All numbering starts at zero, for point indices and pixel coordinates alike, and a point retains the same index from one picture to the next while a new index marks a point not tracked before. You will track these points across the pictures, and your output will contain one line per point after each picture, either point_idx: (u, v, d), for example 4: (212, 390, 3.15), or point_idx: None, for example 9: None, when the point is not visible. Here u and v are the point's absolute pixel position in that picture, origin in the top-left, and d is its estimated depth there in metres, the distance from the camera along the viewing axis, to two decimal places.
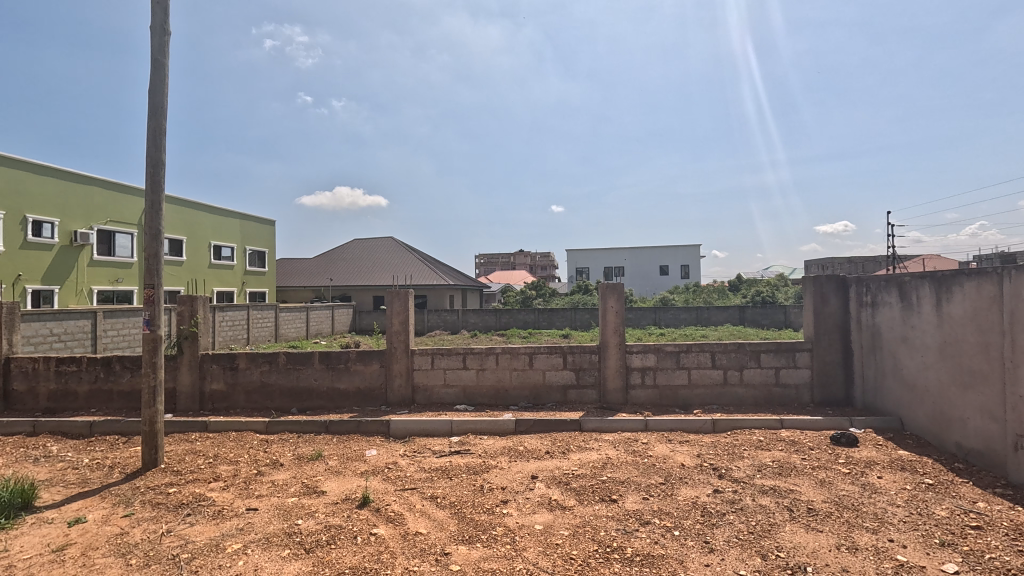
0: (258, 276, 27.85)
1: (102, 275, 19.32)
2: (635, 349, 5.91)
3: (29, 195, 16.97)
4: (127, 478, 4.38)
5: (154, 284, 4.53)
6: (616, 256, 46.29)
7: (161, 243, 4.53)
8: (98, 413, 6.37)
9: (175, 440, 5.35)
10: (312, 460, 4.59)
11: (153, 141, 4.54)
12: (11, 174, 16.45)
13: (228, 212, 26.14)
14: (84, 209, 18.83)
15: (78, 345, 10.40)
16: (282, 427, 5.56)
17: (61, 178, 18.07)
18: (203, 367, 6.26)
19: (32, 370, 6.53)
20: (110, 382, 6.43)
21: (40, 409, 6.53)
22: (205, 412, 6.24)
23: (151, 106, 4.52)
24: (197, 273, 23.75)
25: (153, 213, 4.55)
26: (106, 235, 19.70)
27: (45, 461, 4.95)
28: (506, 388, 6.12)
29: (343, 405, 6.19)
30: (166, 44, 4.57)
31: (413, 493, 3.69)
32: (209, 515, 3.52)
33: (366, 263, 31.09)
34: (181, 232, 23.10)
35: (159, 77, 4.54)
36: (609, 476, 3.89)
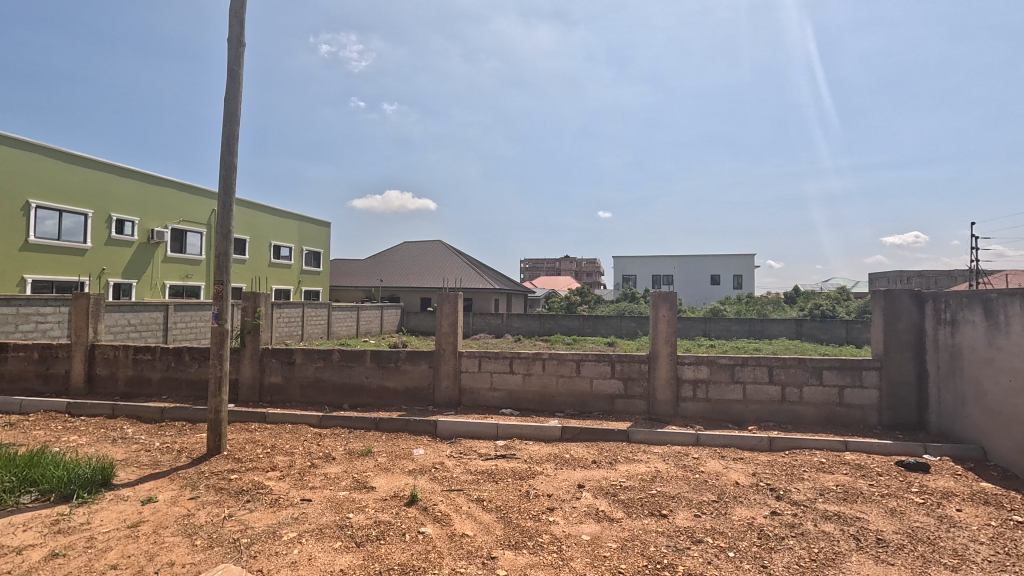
0: (313, 276, 29.08)
1: (174, 271, 20.72)
2: (687, 360, 5.73)
3: (113, 195, 18.44)
4: (194, 462, 4.64)
5: (223, 280, 4.80)
6: (665, 264, 45.31)
7: (230, 242, 4.81)
8: (168, 399, 6.81)
9: (236, 429, 5.65)
10: (362, 455, 4.72)
11: (226, 147, 4.83)
12: (97, 177, 17.91)
13: (287, 213, 27.39)
14: (160, 210, 20.25)
15: (152, 335, 11.18)
16: (334, 422, 5.74)
17: (141, 181, 19.50)
18: (263, 360, 6.57)
19: (112, 357, 7.06)
20: (180, 370, 6.86)
21: (118, 393, 7.05)
22: (263, 403, 6.54)
23: (226, 114, 4.81)
24: (258, 271, 25.06)
25: (224, 213, 4.84)
26: (178, 233, 21.09)
27: (121, 442, 5.33)
28: (551, 395, 6.08)
29: (392, 403, 6.34)
30: (241, 54, 4.85)
31: (459, 494, 3.72)
32: (266, 503, 3.68)
33: (416, 265, 31.84)
34: (245, 233, 24.45)
35: (233, 86, 4.83)
36: (659, 489, 3.78)
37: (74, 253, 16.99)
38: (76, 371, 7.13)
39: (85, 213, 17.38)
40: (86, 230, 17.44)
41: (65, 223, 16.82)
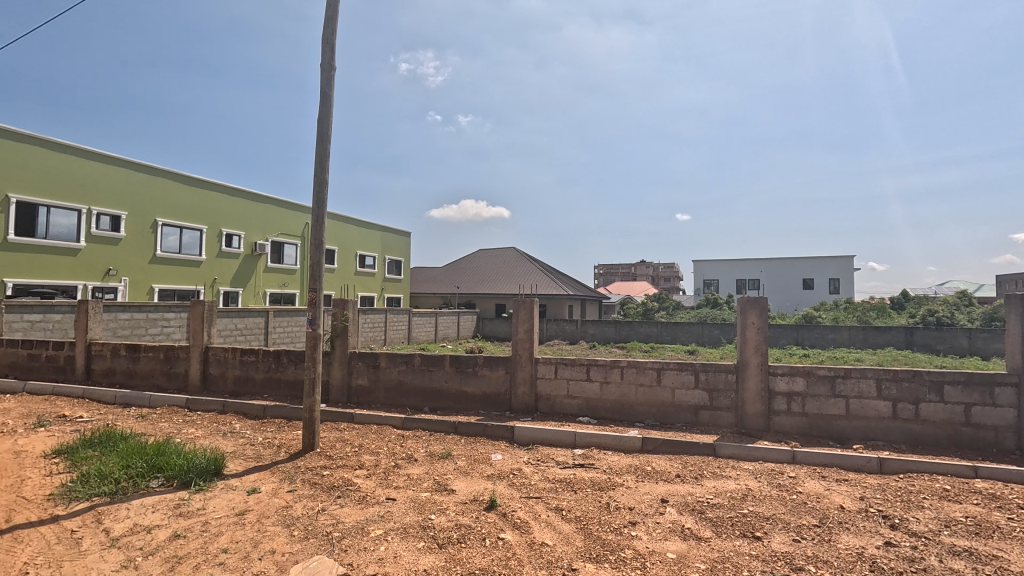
0: (395, 283, 30.53)
1: (273, 280, 22.63)
2: (780, 371, 5.32)
3: (223, 211, 20.50)
4: (291, 457, 5.00)
5: (317, 288, 5.16)
6: (750, 268, 42.69)
7: (322, 252, 5.16)
8: (269, 397, 7.41)
9: (328, 427, 6.02)
10: (443, 458, 4.84)
11: (319, 164, 5.20)
12: (211, 197, 20.02)
13: (371, 224, 28.99)
14: (262, 224, 22.23)
15: (255, 339, 12.27)
16: (416, 424, 5.95)
17: (247, 199, 21.54)
18: (351, 363, 6.97)
19: (223, 358, 7.81)
20: (279, 371, 7.44)
21: (227, 390, 7.78)
22: (351, 404, 6.92)
23: (319, 133, 5.19)
24: (345, 279, 26.73)
25: (317, 226, 5.19)
26: (277, 245, 23.03)
27: (231, 436, 5.87)
28: (631, 404, 5.89)
29: (470, 407, 6.47)
30: (332, 78, 5.23)
31: (538, 502, 3.69)
32: (355, 500, 3.87)
33: (491, 272, 32.43)
34: (334, 244, 26.20)
35: (325, 107, 5.21)
36: (752, 509, 3.52)
37: (192, 264, 19.09)
38: (193, 370, 7.97)
39: (200, 229, 19.49)
40: (202, 244, 19.55)
41: (185, 238, 18.96)
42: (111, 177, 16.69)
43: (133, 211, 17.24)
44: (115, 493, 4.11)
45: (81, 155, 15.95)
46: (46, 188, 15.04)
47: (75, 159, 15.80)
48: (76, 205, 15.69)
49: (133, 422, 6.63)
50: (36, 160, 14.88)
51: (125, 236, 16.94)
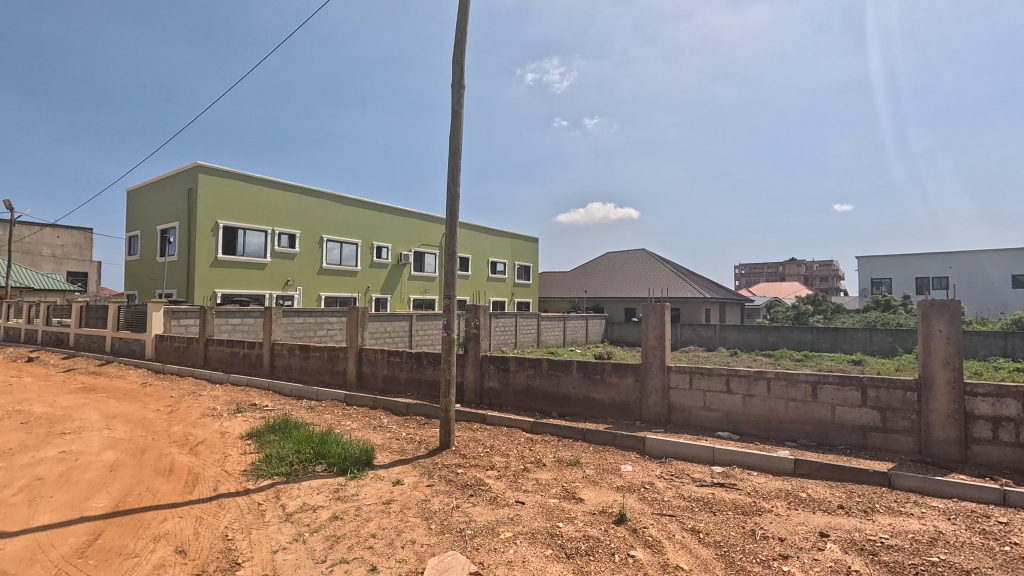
0: (524, 288, 31.36)
1: (415, 287, 24.70)
2: (981, 391, 4.35)
3: (374, 226, 22.90)
4: (430, 453, 5.37)
5: (450, 295, 5.48)
6: (935, 263, 35.89)
7: (455, 261, 5.47)
8: (412, 396, 8.06)
9: (463, 427, 6.35)
10: (571, 465, 4.80)
11: (451, 178, 5.56)
12: (364, 214, 22.51)
13: (501, 232, 30.16)
14: (406, 236, 24.38)
15: (400, 341, 13.48)
16: (544, 429, 6.00)
17: (393, 214, 23.80)
18: (483, 366, 7.28)
19: (373, 358, 8.69)
20: (420, 372, 8.06)
21: (377, 387, 8.63)
22: (484, 405, 7.22)
23: (451, 149, 5.55)
24: (478, 285, 28.16)
25: (451, 236, 5.52)
26: (418, 255, 25.08)
27: (380, 430, 6.50)
28: (779, 420, 5.28)
29: (599, 415, 6.34)
30: (462, 96, 5.58)
31: (673, 521, 3.47)
32: (487, 500, 4.01)
33: (620, 275, 31.68)
34: (468, 252, 27.74)
35: (456, 124, 5.56)
36: (944, 558, 2.90)
37: (350, 274, 21.65)
38: (350, 369, 9.00)
39: (356, 243, 22.01)
40: (357, 256, 22.05)
41: (344, 252, 21.56)
42: (288, 202, 19.64)
43: (305, 230, 20.08)
44: (289, 474, 4.80)
45: (267, 186, 18.99)
46: (243, 214, 18.21)
47: (264, 189, 18.88)
48: (264, 227, 18.76)
49: (304, 412, 7.68)
50: (236, 192, 18.07)
51: (299, 252, 19.80)
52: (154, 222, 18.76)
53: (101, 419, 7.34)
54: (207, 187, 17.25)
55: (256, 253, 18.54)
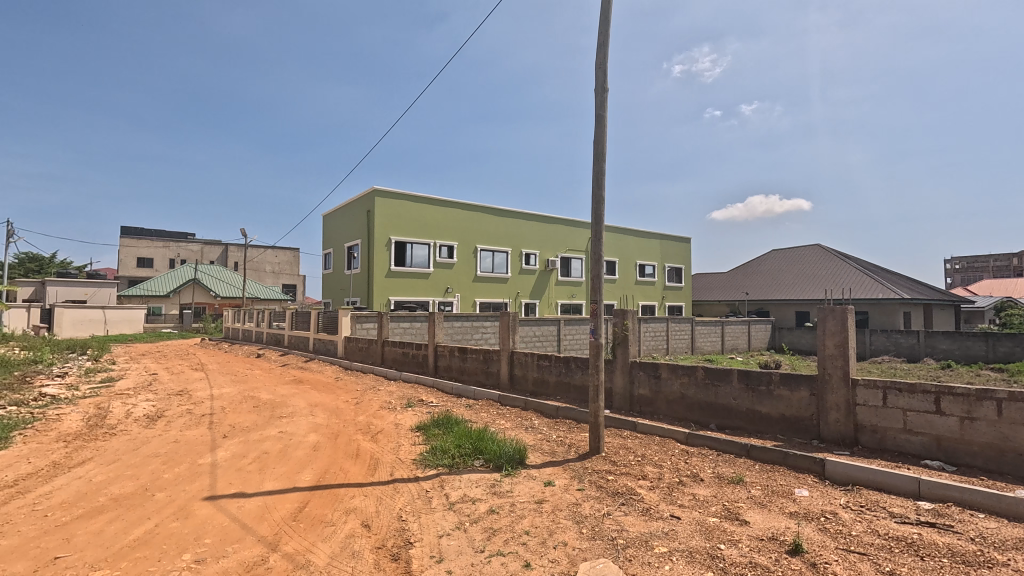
0: (675, 291, 29.82)
1: (563, 292, 25.08)
2: None
3: (523, 234, 23.83)
4: (580, 457, 5.39)
5: (597, 300, 5.45)
6: None
7: (601, 265, 5.45)
8: (561, 399, 8.18)
9: (613, 434, 6.25)
10: (733, 483, 4.41)
11: (596, 182, 5.58)
12: (514, 223, 23.55)
13: (650, 233, 29.10)
14: (553, 243, 24.90)
15: (549, 345, 13.80)
16: (701, 442, 5.61)
17: (541, 222, 24.50)
18: (633, 373, 7.09)
19: (524, 361, 9.03)
20: (569, 376, 8.15)
21: (528, 390, 8.94)
22: (634, 413, 7.02)
23: (595, 153, 5.60)
24: (626, 289, 27.54)
25: (597, 240, 5.51)
26: (565, 260, 25.42)
27: (532, 431, 6.72)
28: (1017, 452, 4.19)
29: (766, 431, 5.73)
30: (605, 99, 5.62)
31: (864, 560, 2.97)
32: (639, 510, 3.89)
33: (788, 275, 28.31)
34: (616, 256, 27.28)
35: (600, 127, 5.61)
36: None
37: (501, 281, 22.85)
38: (503, 370, 9.47)
39: (507, 251, 23.13)
40: (508, 263, 23.17)
41: (496, 260, 22.81)
42: (447, 217, 21.46)
43: (461, 241, 21.73)
44: (451, 466, 5.22)
45: (430, 203, 20.98)
46: (410, 230, 20.39)
47: (427, 206, 20.92)
48: (427, 240, 20.76)
49: (464, 410, 8.30)
50: (405, 210, 20.30)
51: (457, 261, 21.49)
52: (342, 240, 22.01)
53: (307, 406, 8.83)
54: (382, 207, 19.69)
55: (421, 264, 20.62)
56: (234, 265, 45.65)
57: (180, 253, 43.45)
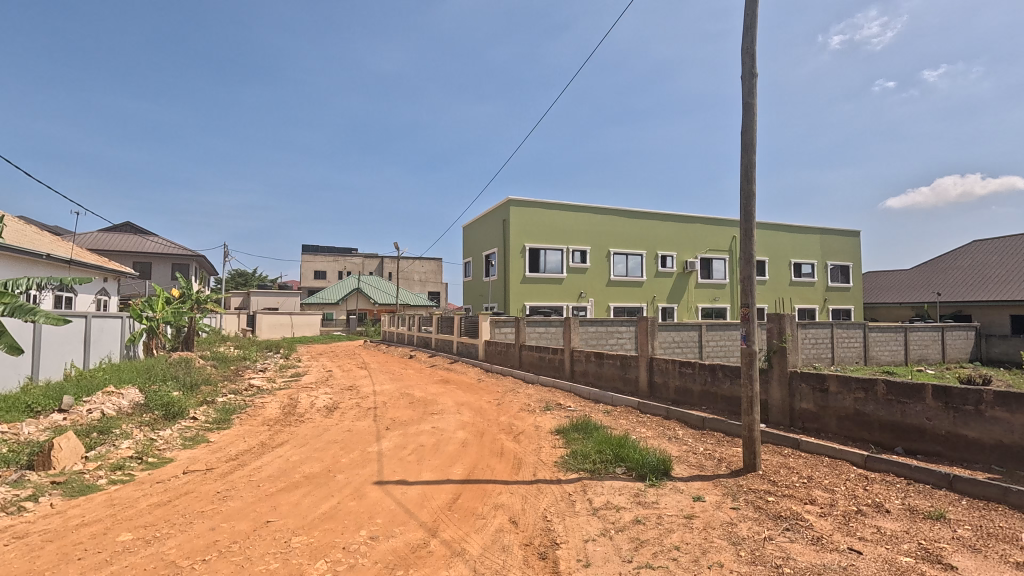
0: (841, 292, 26.17)
1: (704, 295, 23.55)
2: None
3: (659, 236, 22.88)
4: (732, 474, 5.00)
5: (749, 303, 5.03)
6: None
7: (753, 266, 5.02)
8: (707, 410, 7.67)
9: (770, 451, 5.69)
10: (931, 518, 3.73)
11: (745, 177, 5.18)
12: (649, 224, 22.75)
13: (807, 228, 25.95)
14: (692, 243, 23.50)
15: (691, 351, 13.06)
16: (884, 467, 4.83)
17: (677, 222, 23.32)
18: (793, 384, 6.38)
19: (665, 368, 8.65)
20: (716, 386, 7.61)
21: (669, 398, 8.54)
22: (796, 429, 6.31)
23: (744, 145, 5.21)
24: (779, 291, 24.89)
25: (747, 239, 5.09)
26: (706, 261, 23.83)
27: (676, 441, 6.41)
28: None
29: (974, 459, 4.75)
30: (754, 85, 5.21)
31: None
32: (808, 538, 3.49)
33: (1000, 271, 23.10)
34: (765, 254, 24.81)
35: (749, 117, 5.21)
36: None
37: (636, 285, 22.21)
38: (642, 377, 9.17)
39: (641, 253, 22.42)
40: (643, 266, 22.43)
41: (630, 263, 22.24)
42: (580, 222, 21.50)
43: (594, 245, 21.60)
44: (593, 472, 5.21)
45: (562, 209, 21.24)
46: (544, 236, 20.84)
47: (559, 212, 21.21)
48: (560, 246, 21.03)
49: (602, 415, 8.22)
50: (538, 217, 20.83)
51: (590, 266, 21.41)
52: (481, 249, 23.30)
53: (454, 405, 9.50)
54: (517, 216, 20.44)
55: (554, 270, 20.95)
56: (388, 275, 50.95)
57: (346, 266, 49.81)
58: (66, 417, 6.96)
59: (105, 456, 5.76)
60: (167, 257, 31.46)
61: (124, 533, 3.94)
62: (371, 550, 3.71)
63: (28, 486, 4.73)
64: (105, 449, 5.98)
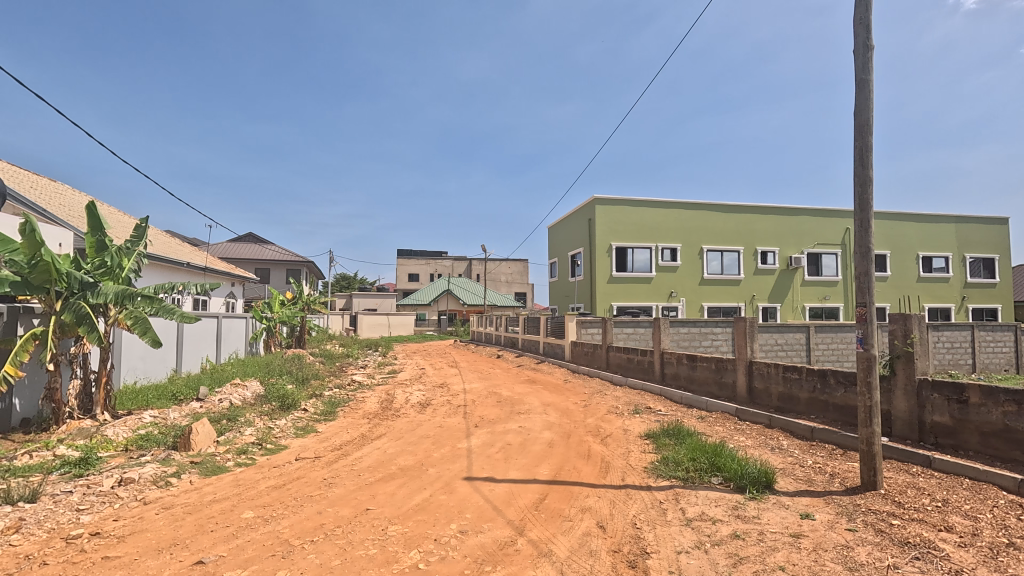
0: (983, 290, 22.70)
1: (812, 294, 21.59)
2: None
3: (757, 231, 21.32)
4: (848, 491, 4.51)
5: (866, 302, 4.51)
6: None
7: (871, 261, 4.49)
8: (817, 419, 7.00)
9: (895, 468, 5.06)
10: None
11: (860, 162, 4.66)
12: (746, 218, 21.26)
13: (939, 217, 22.81)
14: (797, 237, 21.61)
15: (796, 355, 12.04)
16: None
17: (780, 215, 21.55)
18: (922, 394, 5.62)
19: (766, 373, 8.04)
20: (826, 394, 6.93)
21: (772, 405, 7.91)
22: (926, 445, 5.55)
23: (858, 127, 4.69)
24: (903, 288, 22.15)
25: (863, 232, 4.58)
26: (814, 257, 21.79)
27: (780, 452, 5.92)
28: None
29: None
30: (870, 59, 4.67)
31: None
32: (943, 572, 3.05)
33: None
34: (886, 248, 22.16)
35: (864, 94, 4.68)
36: None
37: (732, 283, 20.90)
38: (740, 381, 8.59)
39: (738, 250, 21.03)
40: (740, 263, 21.03)
41: (725, 260, 20.96)
42: (669, 218, 20.65)
43: (685, 242, 20.62)
44: (686, 480, 4.96)
45: (650, 206, 20.52)
46: (631, 235, 20.27)
47: (647, 210, 20.51)
48: (649, 244, 20.34)
49: (696, 421, 7.83)
50: (625, 215, 20.29)
51: (680, 264, 20.50)
52: (566, 249, 23.20)
53: (540, 405, 9.54)
54: (602, 215, 20.08)
55: (642, 269, 20.32)
56: (476, 276, 52.41)
57: (437, 268, 52.02)
58: (202, 405, 7.95)
59: (232, 441, 6.49)
60: (282, 263, 34.84)
61: (247, 511, 4.41)
62: (461, 544, 3.82)
63: (173, 464, 5.45)
64: (232, 435, 6.74)
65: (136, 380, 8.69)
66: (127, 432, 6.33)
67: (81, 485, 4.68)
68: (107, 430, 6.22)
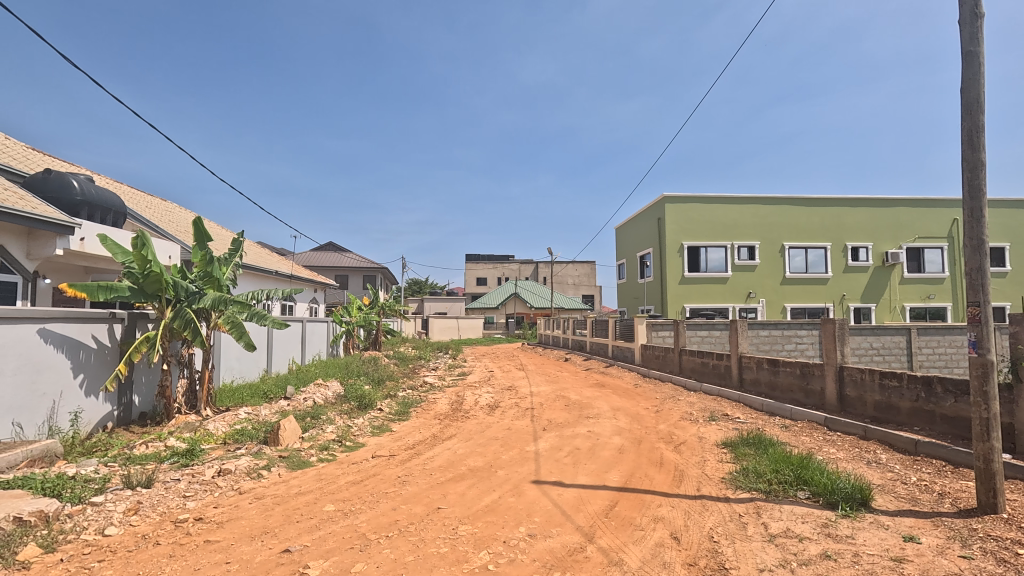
0: None
1: (914, 292, 19.58)
2: None
3: (846, 225, 19.65)
4: (961, 513, 4.02)
5: (980, 301, 4.02)
6: None
7: (985, 255, 4.00)
8: (921, 432, 6.31)
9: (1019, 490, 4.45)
10: None
11: (969, 144, 4.17)
12: (833, 212, 19.67)
13: None
14: (894, 231, 19.71)
15: (896, 360, 10.97)
16: None
17: (873, 207, 19.72)
18: None
19: (860, 380, 7.37)
20: (932, 403, 6.25)
21: (867, 415, 7.24)
22: None
23: (964, 106, 4.20)
24: None
25: (974, 222, 4.09)
26: (915, 252, 19.77)
27: (877, 466, 5.40)
28: None
29: None
30: (978, 30, 4.19)
31: None
32: None
33: None
34: (1004, 239, 19.67)
35: (971, 70, 4.20)
36: None
37: (818, 282, 19.44)
38: (829, 389, 7.94)
39: (825, 246, 19.51)
40: (827, 260, 19.50)
41: (810, 258, 19.53)
42: (745, 214, 19.54)
43: (764, 240, 19.43)
44: (769, 492, 4.64)
45: (724, 202, 19.52)
46: (704, 233, 19.41)
47: (721, 206, 19.53)
48: (723, 242, 19.38)
49: (779, 430, 7.33)
50: (697, 214, 19.45)
51: (759, 263, 19.35)
52: (635, 249, 22.61)
53: (610, 409, 9.34)
54: (673, 213, 19.38)
55: (717, 269, 19.39)
56: (543, 279, 52.37)
57: (504, 272, 52.65)
58: (289, 403, 8.55)
59: (315, 438, 6.91)
60: (359, 269, 36.80)
61: (328, 504, 4.67)
62: (529, 548, 3.82)
63: (264, 458, 5.90)
64: (315, 432, 7.17)
65: (233, 379, 9.51)
66: (225, 427, 6.93)
67: (187, 474, 5.18)
68: (209, 425, 6.85)
